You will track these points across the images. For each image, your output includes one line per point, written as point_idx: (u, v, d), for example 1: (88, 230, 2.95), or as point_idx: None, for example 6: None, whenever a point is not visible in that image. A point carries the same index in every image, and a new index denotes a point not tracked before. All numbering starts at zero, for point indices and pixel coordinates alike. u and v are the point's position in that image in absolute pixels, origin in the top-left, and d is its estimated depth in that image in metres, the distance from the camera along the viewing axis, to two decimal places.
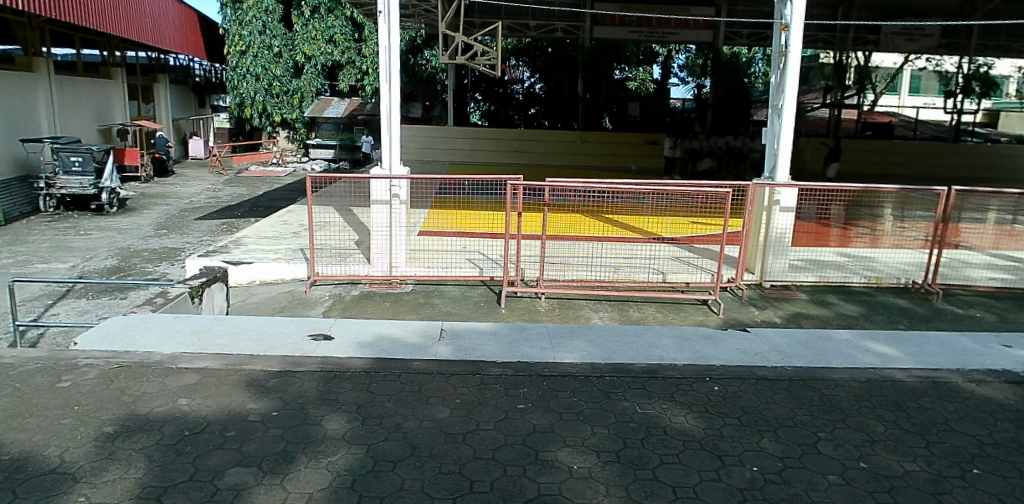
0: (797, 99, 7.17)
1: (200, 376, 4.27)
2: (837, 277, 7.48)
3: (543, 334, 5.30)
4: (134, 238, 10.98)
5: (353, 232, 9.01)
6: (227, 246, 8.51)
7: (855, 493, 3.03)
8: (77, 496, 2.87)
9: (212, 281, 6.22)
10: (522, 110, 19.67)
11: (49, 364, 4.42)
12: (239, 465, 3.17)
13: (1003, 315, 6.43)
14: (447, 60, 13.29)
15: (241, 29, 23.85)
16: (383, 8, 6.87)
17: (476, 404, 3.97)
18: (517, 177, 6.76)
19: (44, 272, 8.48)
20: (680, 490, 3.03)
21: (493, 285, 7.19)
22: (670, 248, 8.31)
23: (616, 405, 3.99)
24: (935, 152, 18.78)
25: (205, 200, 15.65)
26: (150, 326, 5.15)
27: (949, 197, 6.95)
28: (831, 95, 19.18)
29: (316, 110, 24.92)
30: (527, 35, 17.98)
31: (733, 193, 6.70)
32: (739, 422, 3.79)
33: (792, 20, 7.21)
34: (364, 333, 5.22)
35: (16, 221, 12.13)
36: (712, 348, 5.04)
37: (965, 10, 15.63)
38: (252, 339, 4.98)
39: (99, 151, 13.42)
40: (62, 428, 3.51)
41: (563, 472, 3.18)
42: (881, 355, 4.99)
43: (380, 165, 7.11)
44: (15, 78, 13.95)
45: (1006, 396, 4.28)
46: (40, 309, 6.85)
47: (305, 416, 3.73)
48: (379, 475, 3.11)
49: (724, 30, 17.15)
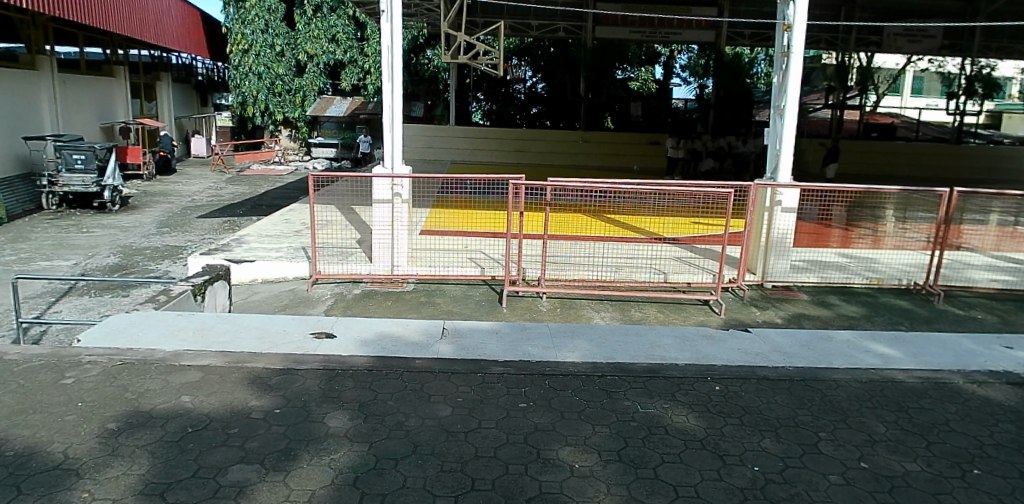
0: (799, 99, 7.17)
1: (203, 373, 4.28)
2: (838, 277, 7.49)
3: (545, 333, 5.30)
4: (136, 236, 11.01)
5: (355, 231, 9.04)
6: (230, 244, 8.54)
7: (856, 493, 3.04)
8: (81, 492, 2.88)
9: (215, 278, 6.24)
10: (524, 110, 19.83)
11: (53, 360, 4.44)
12: (242, 462, 3.18)
13: (1003, 316, 6.45)
14: (450, 60, 13.32)
15: (243, 28, 23.86)
16: (387, 7, 6.87)
17: (478, 402, 3.98)
18: (521, 176, 6.70)
19: (47, 269, 8.51)
20: (681, 489, 3.04)
21: (495, 285, 7.22)
22: (671, 248, 8.34)
23: (616, 404, 4.00)
24: (936, 154, 18.74)
25: (207, 198, 15.70)
26: (154, 324, 5.18)
27: (952, 199, 6.86)
28: (834, 95, 19.12)
29: (318, 109, 25.03)
30: (530, 35, 18.09)
31: (735, 193, 6.69)
32: (739, 422, 3.79)
33: (795, 20, 7.20)
34: (366, 331, 5.24)
35: (19, 219, 12.16)
36: (713, 348, 5.04)
37: (967, 11, 15.61)
38: (255, 336, 5.00)
39: (102, 149, 13.48)
40: (66, 424, 3.52)
41: (565, 470, 3.19)
42: (882, 356, 5.00)
43: (381, 164, 7.11)
44: (18, 76, 13.97)
45: (1008, 397, 4.30)
46: (43, 306, 6.89)
47: (308, 413, 3.74)
48: (381, 473, 3.12)
49: (727, 31, 17.16)
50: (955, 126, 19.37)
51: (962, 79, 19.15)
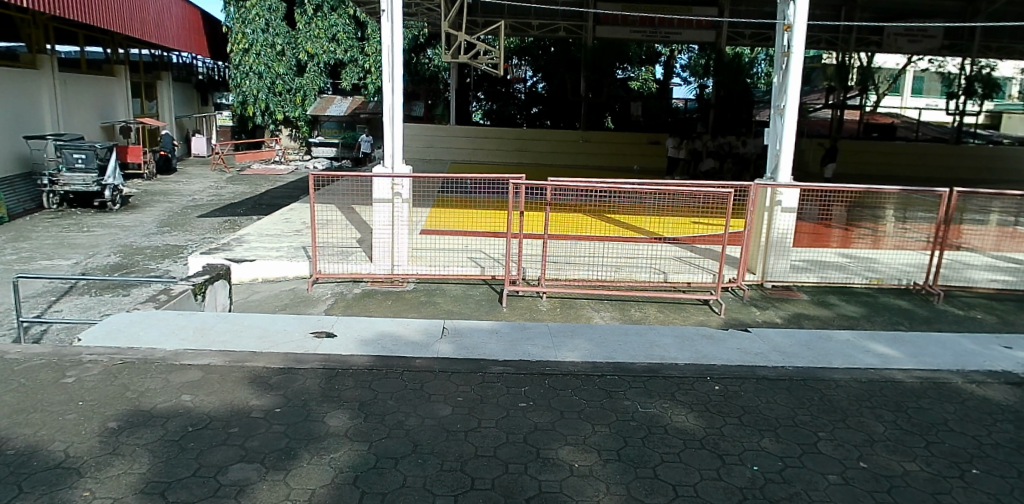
0: (799, 99, 7.18)
1: (203, 373, 4.29)
2: (837, 277, 7.50)
3: (545, 332, 5.32)
4: (136, 235, 11.01)
5: (355, 231, 9.04)
6: (230, 244, 8.54)
7: (855, 493, 3.05)
8: (81, 491, 2.88)
9: (215, 278, 6.25)
10: (524, 109, 19.91)
11: (53, 359, 4.45)
12: (242, 461, 3.19)
13: (1003, 316, 6.45)
14: (451, 59, 13.32)
15: (244, 27, 23.87)
16: (387, 7, 6.87)
17: (478, 402, 3.99)
18: (521, 176, 6.69)
19: (47, 269, 8.51)
20: (681, 488, 3.05)
21: (495, 284, 7.23)
22: (671, 248, 8.35)
23: (616, 403, 4.01)
24: (937, 154, 18.71)
25: (207, 197, 15.71)
26: (155, 323, 5.19)
27: (951, 199, 6.86)
28: (834, 95, 19.08)
29: (318, 109, 25.00)
30: (530, 34, 18.06)
31: (735, 193, 6.69)
32: (739, 422, 3.80)
33: (795, 20, 7.19)
34: (366, 330, 5.24)
35: (19, 218, 12.17)
36: (712, 348, 5.05)
37: (967, 11, 15.62)
38: (255, 336, 5.01)
39: (103, 148, 13.48)
40: (67, 423, 3.53)
41: (564, 469, 3.20)
42: (881, 355, 5.00)
43: (381, 163, 7.12)
44: (18, 75, 13.98)
45: (1007, 397, 4.31)
46: (44, 305, 6.89)
47: (308, 413, 3.75)
48: (381, 472, 3.13)
49: (727, 31, 17.17)
50: (955, 126, 19.32)
51: (962, 79, 19.12)
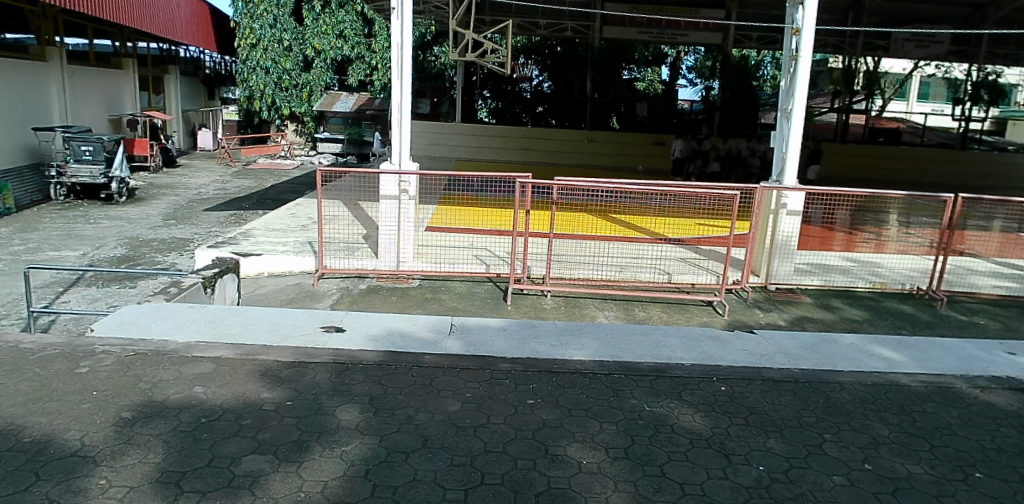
0: (809, 105, 7.16)
1: (215, 365, 4.34)
2: (842, 281, 7.47)
3: (552, 331, 5.37)
4: (142, 228, 11.03)
5: (361, 226, 9.10)
6: (238, 238, 8.58)
7: (860, 494, 3.09)
8: (97, 479, 2.94)
9: (224, 272, 6.30)
10: (530, 109, 20.76)
11: (67, 349, 4.50)
12: (255, 453, 3.23)
13: (1006, 322, 6.48)
14: (458, 60, 13.25)
15: (252, 22, 23.81)
16: (396, 4, 6.83)
17: (486, 398, 4.04)
18: (529, 175, 6.54)
19: (55, 260, 8.57)
20: (688, 486, 3.09)
21: (499, 282, 7.30)
22: (676, 249, 8.37)
23: (623, 402, 4.05)
24: (953, 159, 18.30)
25: (213, 192, 15.61)
26: (165, 317, 5.22)
27: (956, 205, 6.80)
28: (840, 100, 18.93)
29: (325, 105, 24.93)
30: (537, 32, 17.87)
31: (742, 197, 6.66)
32: (745, 422, 3.84)
33: (804, 25, 7.18)
34: (375, 325, 5.31)
35: (27, 209, 12.21)
36: (719, 349, 5.10)
37: (975, 18, 15.48)
38: (266, 330, 5.04)
39: (110, 141, 13.45)
40: (82, 412, 3.59)
41: (572, 466, 3.25)
42: (887, 359, 5.04)
43: (389, 161, 7.16)
44: (28, 67, 14.10)
45: (1009, 403, 4.33)
46: (52, 296, 6.94)
47: (318, 407, 3.79)
48: (393, 466, 3.17)
49: (734, 32, 17.17)
50: (961, 131, 19.44)
51: (967, 86, 19.04)
